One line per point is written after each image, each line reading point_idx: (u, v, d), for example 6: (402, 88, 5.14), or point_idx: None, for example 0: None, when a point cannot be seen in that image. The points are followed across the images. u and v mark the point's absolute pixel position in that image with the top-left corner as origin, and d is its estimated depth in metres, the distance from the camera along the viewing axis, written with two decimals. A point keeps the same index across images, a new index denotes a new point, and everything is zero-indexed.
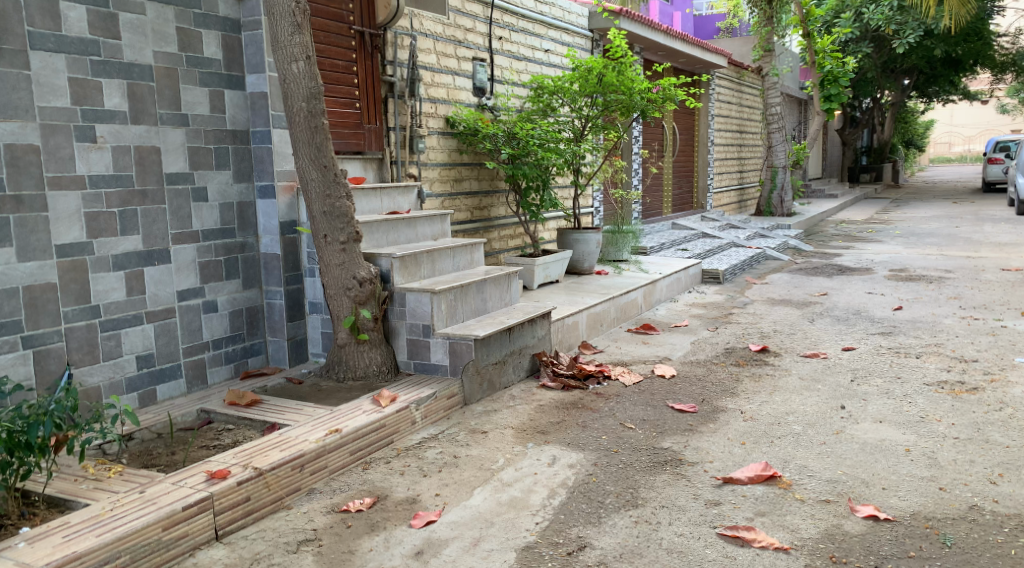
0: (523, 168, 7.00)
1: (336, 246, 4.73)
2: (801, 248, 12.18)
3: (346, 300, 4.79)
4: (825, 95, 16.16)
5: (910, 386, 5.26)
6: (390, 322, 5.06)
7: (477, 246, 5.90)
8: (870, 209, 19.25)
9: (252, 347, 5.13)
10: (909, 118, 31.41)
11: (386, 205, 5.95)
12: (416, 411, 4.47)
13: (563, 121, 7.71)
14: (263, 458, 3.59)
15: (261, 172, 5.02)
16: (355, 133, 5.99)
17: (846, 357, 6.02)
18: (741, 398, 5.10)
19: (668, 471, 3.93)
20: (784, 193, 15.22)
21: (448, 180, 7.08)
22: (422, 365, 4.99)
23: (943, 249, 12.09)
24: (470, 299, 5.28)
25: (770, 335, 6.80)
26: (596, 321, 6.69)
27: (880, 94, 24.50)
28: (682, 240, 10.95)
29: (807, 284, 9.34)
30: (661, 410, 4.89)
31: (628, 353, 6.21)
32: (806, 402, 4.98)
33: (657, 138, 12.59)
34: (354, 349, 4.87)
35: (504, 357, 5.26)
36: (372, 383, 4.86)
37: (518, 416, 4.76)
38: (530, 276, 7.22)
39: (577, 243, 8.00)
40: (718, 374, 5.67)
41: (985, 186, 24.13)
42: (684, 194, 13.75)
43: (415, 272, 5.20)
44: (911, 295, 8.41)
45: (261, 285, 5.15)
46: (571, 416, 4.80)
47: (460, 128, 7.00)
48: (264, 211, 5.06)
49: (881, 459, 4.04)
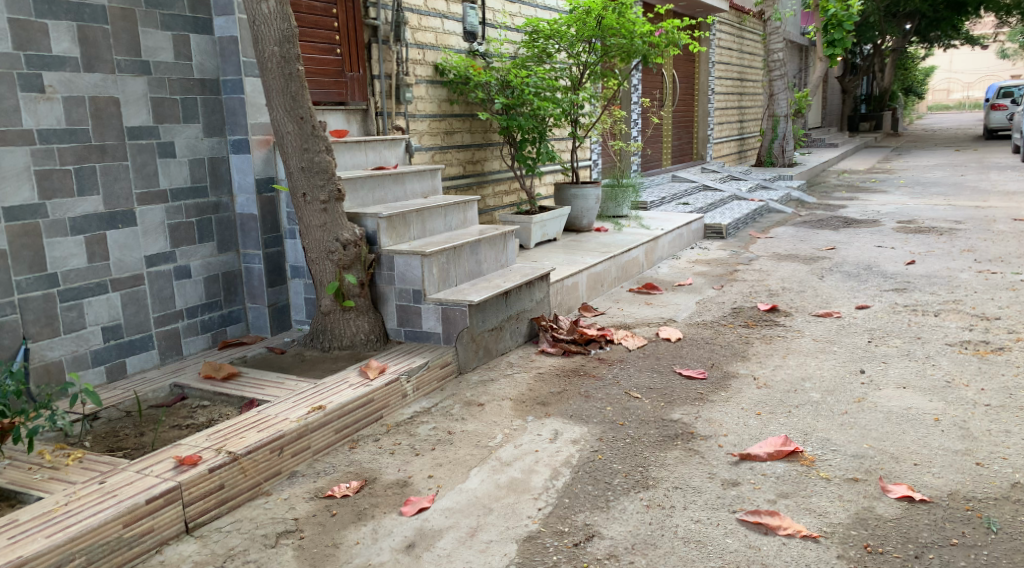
0: (518, 119, 6.63)
1: (316, 205, 4.37)
2: (805, 199, 11.82)
3: (329, 264, 4.44)
4: (828, 40, 15.66)
5: (932, 346, 4.95)
6: (377, 287, 4.72)
7: (470, 203, 5.53)
8: (873, 159, 18.86)
9: (230, 315, 4.80)
10: (910, 65, 30.75)
11: (371, 161, 5.56)
12: (407, 383, 4.16)
13: (559, 68, 7.30)
14: (238, 441, 3.26)
15: (234, 126, 4.65)
16: (336, 82, 5.61)
17: (861, 316, 5.70)
18: (753, 363, 4.79)
19: (681, 447, 3.63)
20: (786, 143, 14.81)
21: (439, 132, 6.67)
22: (412, 333, 4.67)
23: (950, 199, 11.72)
24: (464, 262, 4.94)
25: (779, 293, 6.48)
26: (596, 281, 6.36)
27: (881, 40, 23.93)
28: (683, 193, 10.57)
29: (813, 237, 8.99)
30: (669, 378, 4.58)
31: (631, 315, 5.89)
32: (823, 366, 4.67)
33: (657, 86, 12.13)
34: (339, 316, 4.54)
35: (501, 323, 4.94)
36: (360, 352, 4.54)
37: (516, 387, 4.45)
38: (526, 235, 6.86)
39: (576, 198, 7.62)
40: (726, 337, 5.35)
41: (987, 134, 23.65)
42: (684, 145, 13.32)
43: (404, 232, 4.85)
44: (923, 248, 8.07)
45: (238, 248, 4.81)
46: (573, 385, 4.49)
47: (450, 76, 6.57)
48: (238, 168, 4.70)
49: (909, 430, 3.73)
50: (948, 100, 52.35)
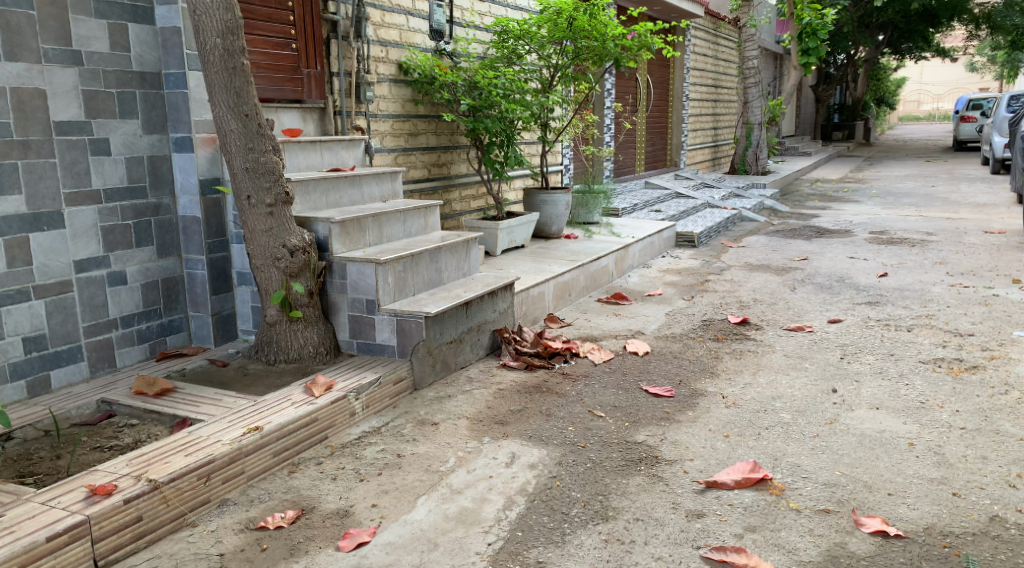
0: (485, 121, 6.38)
1: (261, 209, 4.09)
2: (777, 209, 11.70)
3: (276, 272, 4.16)
4: (803, 48, 15.61)
5: (906, 364, 4.76)
6: (328, 296, 4.45)
7: (432, 208, 5.26)
8: (844, 168, 18.85)
9: (170, 324, 4.51)
10: (882, 76, 30.97)
11: (327, 162, 5.28)
12: (356, 401, 3.89)
13: (529, 69, 7.06)
14: (162, 466, 2.98)
15: (176, 122, 4.36)
16: (292, 79, 5.33)
17: (833, 330, 5.51)
18: (722, 380, 4.57)
19: (644, 473, 3.39)
20: (759, 151, 14.73)
21: (402, 134, 6.40)
22: (366, 345, 4.41)
23: (922, 210, 11.64)
24: (422, 270, 4.69)
25: (750, 305, 6.28)
26: (563, 290, 6.12)
27: (854, 51, 24.01)
28: (655, 200, 10.39)
29: (785, 247, 8.82)
30: (635, 396, 4.34)
31: (599, 327, 5.66)
32: (795, 384, 4.46)
33: (631, 91, 11.95)
34: (286, 327, 4.26)
35: (461, 335, 4.69)
36: (308, 366, 4.26)
37: (474, 404, 4.20)
38: (492, 241, 6.62)
39: (545, 204, 7.40)
40: (695, 351, 5.13)
41: (957, 145, 23.80)
42: (657, 152, 13.17)
43: (358, 238, 4.58)
44: (895, 260, 7.93)
45: (180, 253, 4.52)
46: (534, 403, 4.24)
47: (415, 76, 6.30)
48: (180, 167, 4.41)
49: (885, 454, 3.51)
50: (919, 111, 52.94)
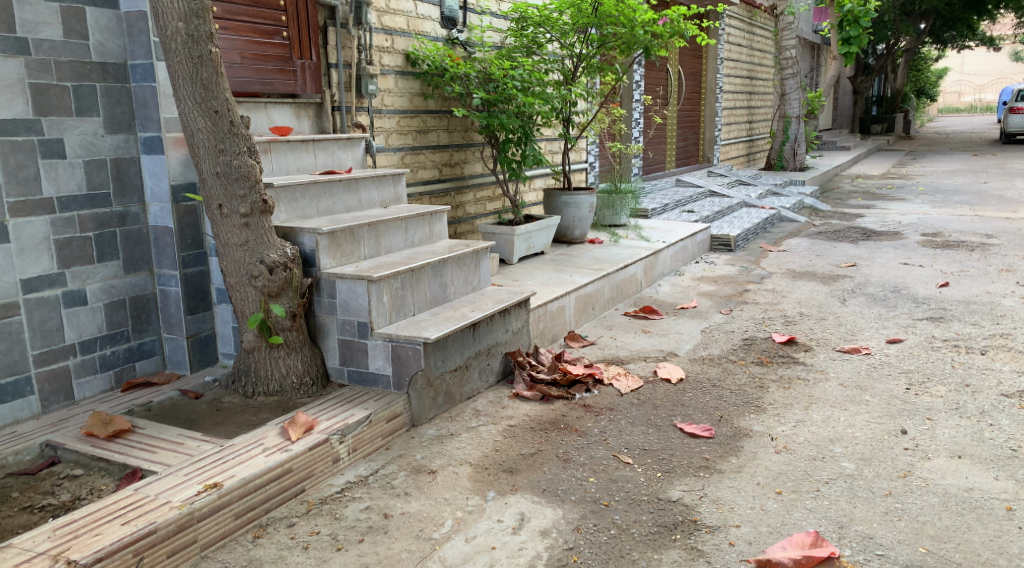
0: (501, 117, 5.80)
1: (235, 219, 3.55)
2: (818, 208, 11.00)
3: (253, 292, 3.62)
4: (844, 37, 14.80)
5: (985, 398, 4.11)
6: (316, 317, 3.91)
7: (438, 215, 4.69)
8: (887, 163, 18.02)
9: (140, 348, 3.98)
10: (923, 65, 29.85)
11: (321, 163, 4.72)
12: (340, 445, 3.34)
13: (550, 60, 6.47)
14: (90, 541, 2.45)
15: (145, 120, 3.84)
16: (283, 70, 4.77)
17: (894, 353, 4.88)
18: (769, 416, 3.96)
19: (680, 545, 2.83)
20: (797, 145, 14.00)
21: (410, 131, 5.84)
22: (358, 374, 3.87)
23: (976, 209, 10.87)
24: (424, 286, 4.12)
25: (796, 320, 5.65)
26: (586, 304, 5.54)
27: (895, 40, 23.02)
28: (687, 199, 9.74)
29: (830, 252, 8.14)
30: (667, 436, 3.75)
31: (626, 347, 5.07)
32: (856, 423, 3.84)
33: (661, 83, 11.29)
34: (265, 355, 3.72)
35: (468, 361, 4.11)
36: (291, 399, 3.72)
37: (480, 444, 3.63)
38: (508, 248, 6.05)
39: (567, 207, 6.81)
40: (736, 378, 4.51)
41: (1005, 138, 22.76)
42: (689, 147, 12.50)
43: (351, 251, 4.03)
44: (954, 267, 7.22)
45: (152, 268, 4.00)
46: (550, 443, 3.67)
47: (424, 67, 5.74)
48: (150, 172, 3.89)
49: (976, 524, 2.91)
50: (959, 102, 51.42)
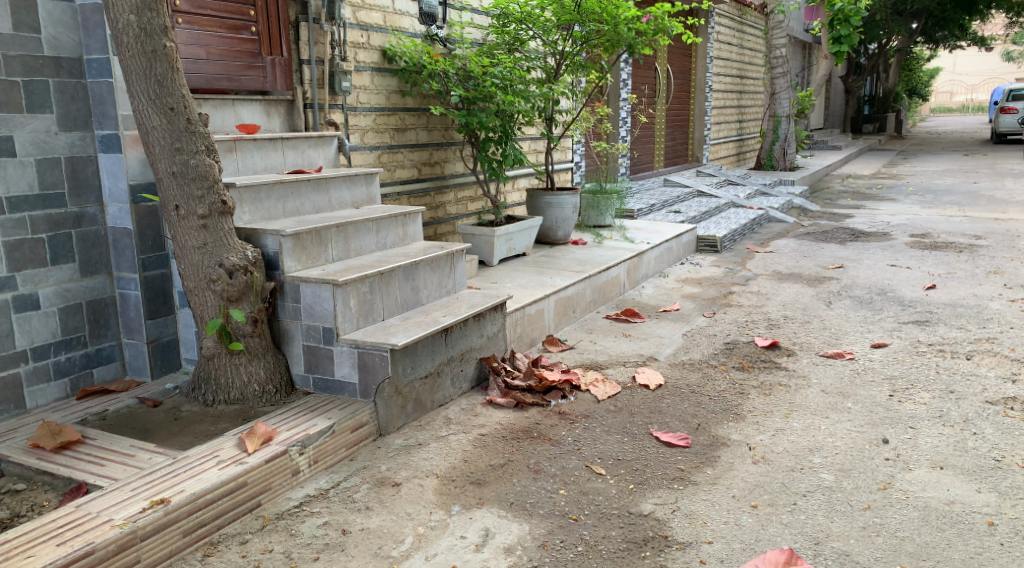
0: (480, 115, 5.66)
1: (193, 221, 3.42)
2: (807, 209, 10.90)
3: (212, 297, 3.49)
4: (835, 36, 14.71)
5: (970, 405, 4.00)
6: (281, 323, 3.78)
7: (412, 216, 4.55)
8: (878, 163, 17.97)
9: (98, 353, 3.84)
10: (915, 65, 29.81)
11: (291, 162, 4.59)
12: (300, 457, 3.22)
13: (532, 57, 6.33)
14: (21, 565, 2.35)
15: (102, 117, 3.70)
16: (251, 66, 4.63)
17: (878, 358, 4.76)
18: (748, 424, 3.84)
19: (648, 563, 2.72)
20: (787, 145, 13.90)
21: (387, 129, 5.70)
22: (324, 382, 3.74)
23: (965, 209, 10.79)
24: (394, 290, 3.99)
25: (780, 324, 5.53)
26: (566, 307, 5.41)
27: (887, 40, 22.95)
28: (674, 199, 9.62)
29: (817, 253, 8.04)
30: (642, 446, 3.62)
31: (606, 351, 4.95)
32: (837, 431, 3.72)
33: (649, 82, 11.17)
34: (226, 362, 3.59)
35: (440, 367, 3.98)
36: (252, 408, 3.59)
37: (449, 455, 3.50)
38: (488, 249, 5.93)
39: (550, 207, 6.67)
40: (716, 384, 4.40)
41: (996, 138, 22.71)
42: (677, 146, 12.39)
43: (317, 254, 3.89)
44: (942, 269, 7.12)
45: (110, 270, 3.86)
46: (521, 453, 3.54)
47: (401, 64, 5.60)
48: (107, 171, 3.75)
49: (957, 540, 2.80)
50: (951, 102, 51.49)
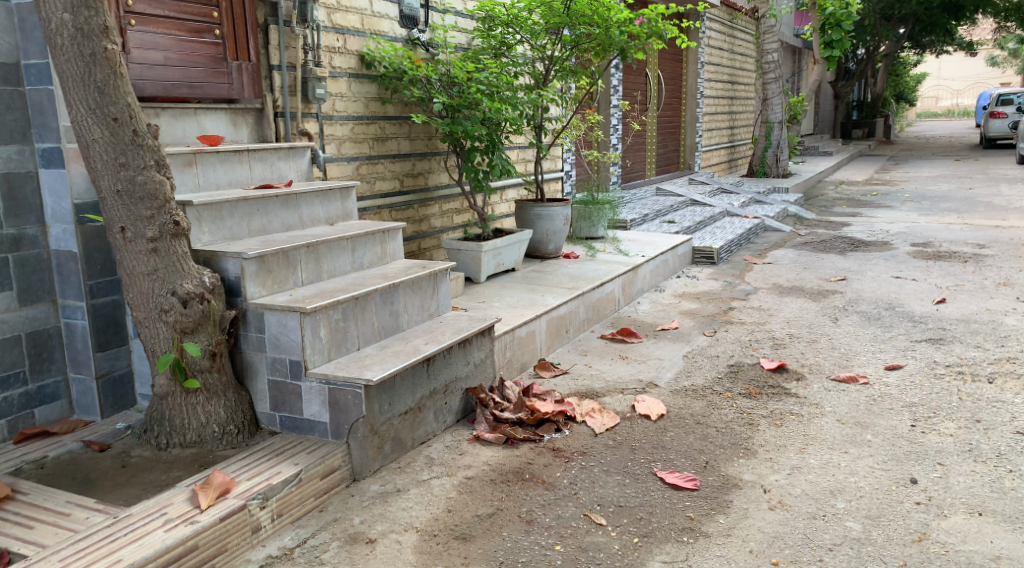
0: (465, 124, 5.28)
1: (141, 244, 3.05)
2: (803, 217, 10.60)
3: (164, 328, 3.12)
4: (827, 40, 14.45)
5: (1001, 437, 3.67)
6: (244, 355, 3.41)
7: (392, 232, 4.18)
8: (870, 168, 17.72)
9: (40, 390, 3.46)
10: (903, 70, 29.68)
11: (258, 176, 4.21)
12: (262, 512, 2.85)
13: (520, 62, 5.98)
14: None
15: (42, 129, 3.32)
16: (215, 72, 4.26)
17: (894, 382, 4.43)
18: (761, 461, 3.49)
19: None
20: (780, 151, 13.63)
21: (365, 139, 5.33)
22: (292, 421, 3.37)
23: (964, 216, 10.52)
24: (371, 317, 3.62)
25: (786, 343, 5.20)
26: (559, 327, 5.05)
27: (875, 45, 22.77)
28: (668, 209, 9.30)
29: (818, 264, 7.72)
30: (646, 489, 3.26)
31: (602, 376, 4.59)
32: (859, 470, 3.38)
33: (641, 88, 10.84)
34: (181, 401, 3.22)
35: (421, 401, 3.61)
36: (211, 452, 3.22)
37: (431, 503, 3.14)
38: (475, 265, 5.57)
39: (540, 219, 6.32)
40: (723, 413, 4.05)
41: (985, 143, 22.56)
42: (669, 154, 12.08)
43: (284, 278, 3.52)
44: (949, 280, 6.81)
45: (55, 297, 3.48)
46: (512, 499, 3.18)
47: (381, 70, 5.24)
48: (50, 188, 3.37)
49: None
50: (937, 107, 51.57)
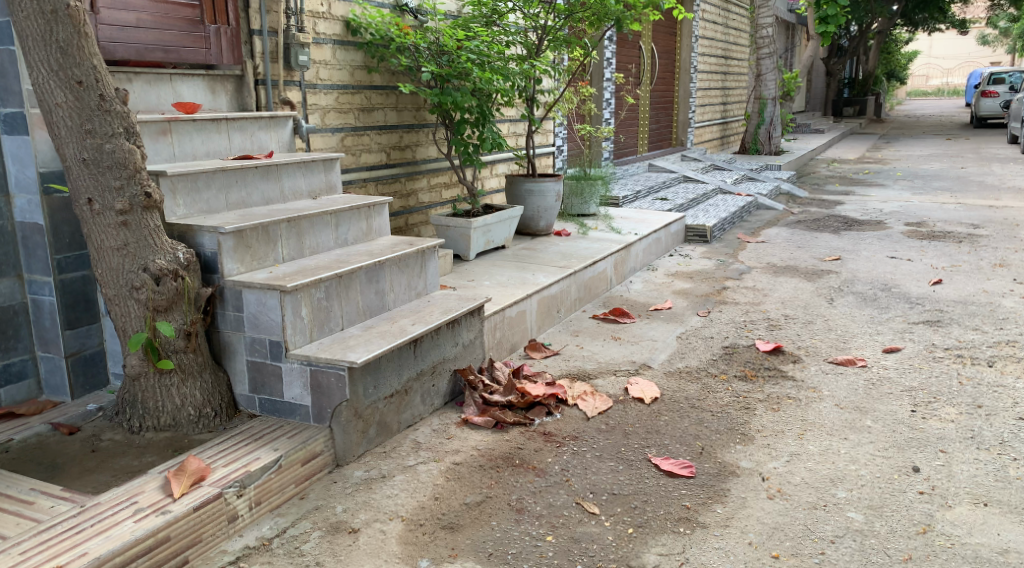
0: (454, 95, 5.10)
1: (110, 217, 2.88)
2: (795, 195, 10.48)
3: (136, 306, 2.96)
4: (822, 16, 14.26)
5: (1003, 423, 3.57)
6: (222, 335, 3.26)
7: (378, 207, 4.02)
8: (862, 146, 17.58)
9: (6, 370, 3.30)
10: (895, 48, 29.51)
11: (238, 146, 4.03)
12: (239, 500, 2.71)
13: (511, 32, 5.78)
14: None
15: (4, 93, 3.14)
16: (192, 36, 4.05)
17: (893, 365, 4.32)
18: (759, 448, 3.38)
19: None
20: (773, 128, 13.48)
21: (351, 109, 5.14)
22: (272, 404, 3.22)
23: (957, 196, 10.43)
24: (356, 295, 3.46)
25: (782, 324, 5.08)
26: (550, 306, 4.92)
27: (868, 23, 22.57)
28: (660, 186, 9.15)
29: (811, 243, 7.60)
30: (640, 476, 3.14)
31: (595, 357, 4.46)
32: (860, 457, 3.27)
33: (634, 61, 10.64)
34: (154, 383, 3.07)
35: (407, 384, 3.47)
36: (186, 435, 3.08)
37: (417, 490, 3.01)
38: (463, 242, 5.41)
39: (531, 195, 6.16)
40: (719, 397, 3.93)
41: (976, 122, 22.47)
42: (661, 129, 11.91)
43: (264, 254, 3.36)
44: (945, 261, 6.71)
45: (20, 272, 3.31)
46: (502, 486, 3.06)
47: (367, 37, 5.04)
48: (13, 156, 3.19)
49: None
50: (928, 86, 51.46)
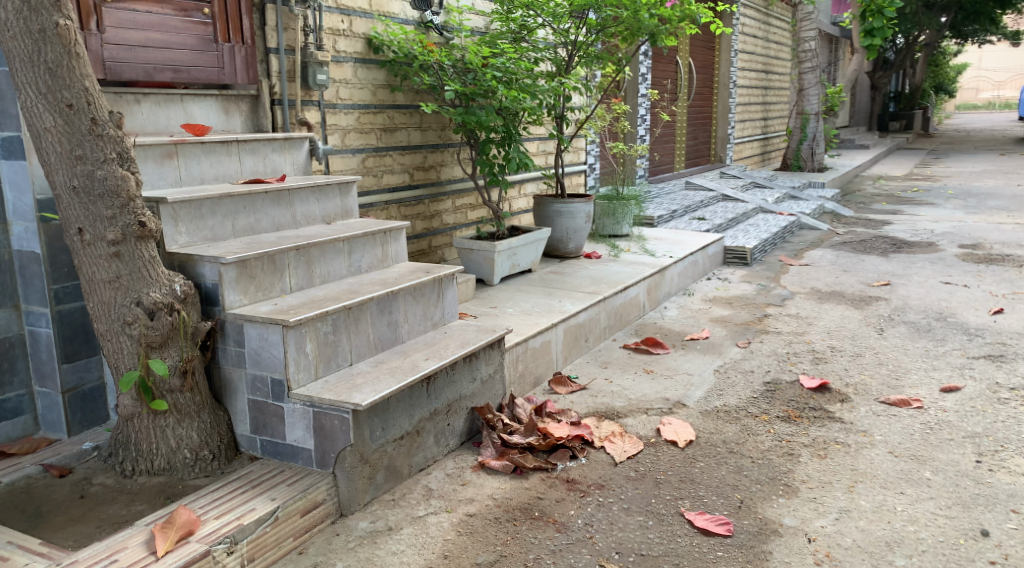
0: (479, 114, 4.87)
1: (102, 248, 2.70)
2: (840, 214, 10.08)
3: (129, 343, 2.77)
4: (867, 28, 13.82)
5: None
6: (222, 371, 3.05)
7: (394, 233, 3.80)
8: (910, 162, 17.02)
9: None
10: (943, 61, 28.77)
11: (250, 169, 3.85)
12: (229, 557, 2.49)
13: (540, 48, 5.55)
14: None
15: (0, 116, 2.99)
16: (204, 55, 3.89)
17: (951, 406, 3.98)
18: (804, 502, 3.07)
19: None
20: (816, 144, 13.07)
21: (372, 129, 4.95)
22: (273, 446, 3.01)
23: (1014, 215, 9.93)
24: (366, 328, 3.24)
25: (828, 357, 4.75)
26: (578, 336, 4.65)
27: (915, 35, 21.96)
28: (697, 205, 8.84)
29: (858, 266, 7.23)
30: (671, 534, 2.86)
31: (625, 393, 4.19)
32: (918, 517, 2.95)
33: (670, 76, 10.35)
34: (148, 424, 2.87)
35: (420, 424, 3.24)
36: (181, 480, 2.88)
37: (425, 547, 2.76)
38: (488, 266, 5.18)
39: (560, 216, 5.91)
40: (759, 441, 3.62)
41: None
42: (700, 145, 11.59)
43: (269, 285, 3.15)
44: (1005, 288, 6.30)
45: (18, 303, 3.14)
46: (518, 543, 2.80)
47: (389, 55, 4.84)
48: (11, 182, 3.04)
49: None
50: (977, 99, 50.20)
